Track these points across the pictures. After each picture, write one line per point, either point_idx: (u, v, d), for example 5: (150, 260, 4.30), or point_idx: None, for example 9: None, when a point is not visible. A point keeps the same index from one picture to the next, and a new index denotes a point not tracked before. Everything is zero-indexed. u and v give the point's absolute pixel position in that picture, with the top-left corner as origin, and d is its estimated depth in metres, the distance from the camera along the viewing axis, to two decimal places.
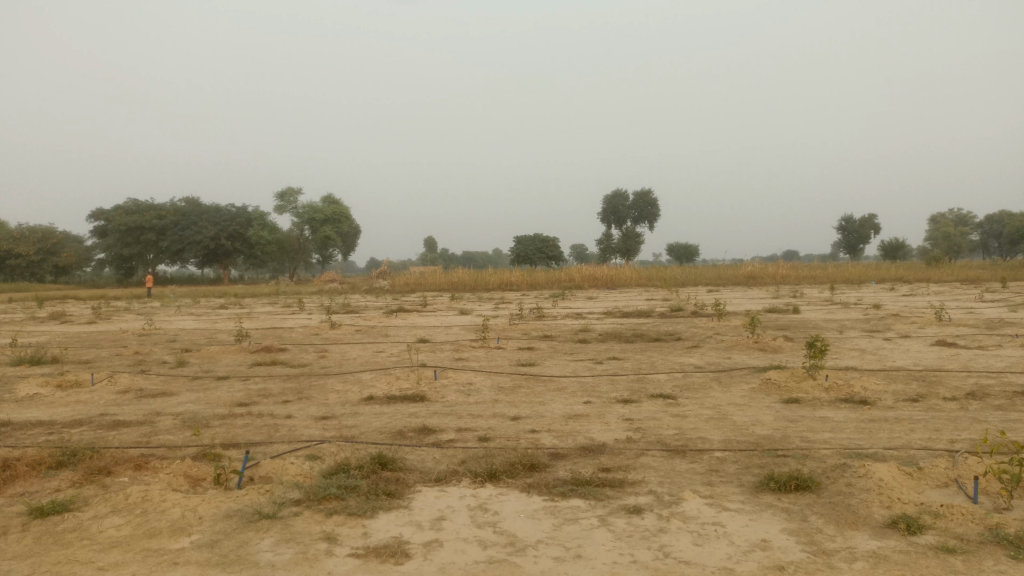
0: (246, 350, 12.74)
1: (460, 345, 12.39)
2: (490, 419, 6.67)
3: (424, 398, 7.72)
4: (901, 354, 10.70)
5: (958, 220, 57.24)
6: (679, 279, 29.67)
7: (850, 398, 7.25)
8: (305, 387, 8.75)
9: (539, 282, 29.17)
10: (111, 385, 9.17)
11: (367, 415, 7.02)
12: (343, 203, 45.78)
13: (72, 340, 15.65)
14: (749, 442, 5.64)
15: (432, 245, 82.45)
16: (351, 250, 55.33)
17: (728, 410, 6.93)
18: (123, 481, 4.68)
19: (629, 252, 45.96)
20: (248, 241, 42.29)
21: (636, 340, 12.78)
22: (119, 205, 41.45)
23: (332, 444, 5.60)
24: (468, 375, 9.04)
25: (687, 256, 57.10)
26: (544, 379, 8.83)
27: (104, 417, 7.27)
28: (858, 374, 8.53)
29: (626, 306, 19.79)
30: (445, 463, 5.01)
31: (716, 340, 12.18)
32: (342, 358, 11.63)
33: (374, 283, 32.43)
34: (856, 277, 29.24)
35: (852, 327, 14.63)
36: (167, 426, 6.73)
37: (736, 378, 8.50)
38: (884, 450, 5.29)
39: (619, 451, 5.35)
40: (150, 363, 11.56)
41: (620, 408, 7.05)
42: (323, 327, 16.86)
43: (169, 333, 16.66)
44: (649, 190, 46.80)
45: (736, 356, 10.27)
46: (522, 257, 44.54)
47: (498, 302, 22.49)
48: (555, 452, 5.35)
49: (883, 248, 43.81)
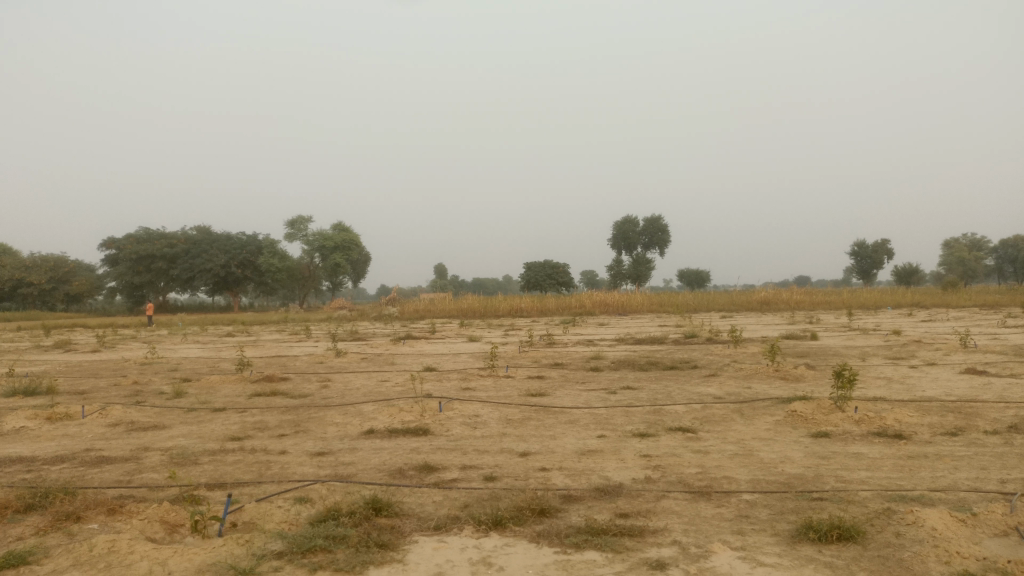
0: (247, 379, 12.32)
1: (468, 374, 11.93)
2: (497, 456, 6.21)
3: (427, 431, 7.28)
4: (930, 383, 10.17)
5: (971, 245, 56.50)
6: (692, 305, 29.17)
7: (884, 432, 6.76)
8: (303, 420, 8.32)
9: (549, 308, 28.73)
10: (101, 418, 8.74)
11: (367, 451, 6.57)
12: (353, 230, 45.54)
13: (71, 369, 15.28)
14: (779, 483, 5.17)
15: (442, 272, 82.35)
16: (361, 277, 55.20)
17: (753, 445, 6.45)
18: (92, 529, 4.24)
19: (640, 278, 45.51)
20: (259, 268, 42.04)
21: (650, 369, 12.31)
22: (130, 233, 41.46)
23: (326, 484, 5.19)
24: (474, 406, 8.59)
25: (698, 282, 56.61)
26: (554, 411, 8.35)
27: (89, 453, 6.85)
28: (889, 405, 8.03)
29: (638, 333, 19.24)
30: (447, 508, 4.55)
31: (733, 368, 11.68)
32: (345, 388, 11.17)
33: (384, 310, 32.09)
34: (871, 303, 28.66)
35: (874, 354, 14.07)
36: (153, 464, 6.30)
37: (759, 410, 8.01)
38: (929, 492, 4.80)
39: (638, 492, 4.88)
40: (147, 393, 11.16)
41: (637, 444, 6.58)
42: (329, 355, 16.46)
43: (171, 362, 16.28)
44: (660, 215, 46.39)
45: (756, 386, 9.79)
46: (532, 283, 44.13)
47: (507, 329, 22.03)
48: (567, 494, 4.89)
49: (897, 273, 43.16)
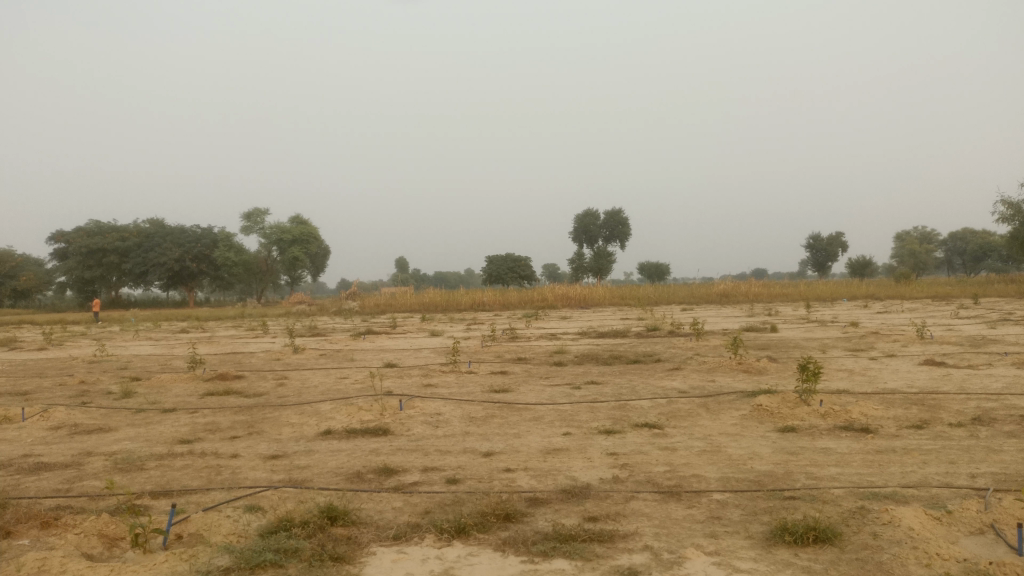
0: (200, 378, 11.89)
1: (429, 370, 11.66)
2: (459, 456, 5.99)
3: (387, 432, 7.03)
4: (891, 375, 10.20)
5: (922, 238, 57.72)
6: (652, 298, 29.23)
7: (850, 426, 6.70)
8: (258, 420, 8.00)
9: (511, 302, 28.55)
10: (42, 421, 8.29)
11: (323, 453, 6.31)
12: (312, 223, 44.73)
13: (15, 368, 14.64)
14: (750, 481, 5.04)
15: (403, 265, 81.67)
16: (320, 270, 54.35)
17: (721, 441, 6.33)
18: (21, 546, 3.92)
19: (601, 271, 45.56)
20: (214, 262, 41.04)
21: (614, 362, 12.21)
22: (81, 227, 40.20)
23: (279, 490, 4.92)
24: (436, 404, 8.35)
25: (659, 275, 56.96)
26: (518, 408, 8.15)
27: (26, 459, 6.45)
28: (852, 397, 8.01)
29: (600, 326, 19.18)
30: (408, 514, 4.32)
31: (697, 362, 11.60)
32: (302, 386, 10.85)
33: (343, 304, 31.57)
34: (827, 295, 29.02)
35: (833, 346, 14.17)
36: (94, 470, 5.95)
37: (726, 404, 7.92)
38: (901, 488, 4.72)
39: (606, 494, 4.71)
40: (94, 394, 10.68)
41: (603, 441, 6.42)
42: (286, 351, 16.04)
43: (121, 360, 15.70)
44: (620, 209, 46.50)
45: (721, 379, 9.72)
46: (494, 277, 43.85)
47: (469, 324, 21.77)
48: (533, 496, 4.70)
49: (851, 266, 43.91)
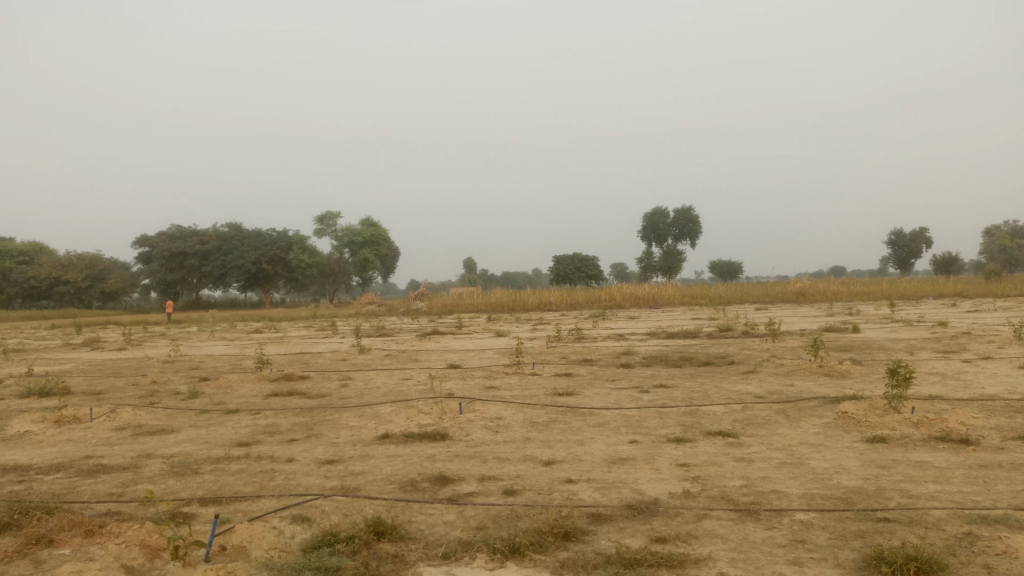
0: (266, 378, 11.94)
1: (492, 371, 11.40)
2: (519, 464, 5.69)
3: (445, 437, 6.78)
4: (990, 379, 9.41)
5: (1014, 233, 54.30)
6: (725, 297, 28.34)
7: (947, 437, 6.10)
8: (317, 423, 7.87)
9: (578, 302, 28.11)
10: (109, 421, 8.38)
11: (379, 458, 6.09)
12: (381, 225, 45.27)
13: (93, 368, 15.06)
14: (837, 499, 4.57)
15: (471, 265, 82.19)
16: (390, 271, 55.05)
17: (802, 452, 5.84)
18: (63, 556, 3.80)
19: (671, 270, 44.64)
20: (289, 264, 41.84)
21: (684, 365, 11.70)
22: (163, 231, 41.66)
23: (329, 499, 4.71)
24: (497, 407, 8.07)
25: (730, 274, 55.48)
26: (582, 413, 7.79)
27: (87, 461, 6.44)
28: (948, 404, 7.36)
29: (670, 327, 18.58)
30: (460, 530, 4.04)
31: (773, 364, 10.98)
32: (365, 386, 10.75)
33: (411, 304, 31.73)
34: (911, 293, 27.56)
35: (921, 348, 13.28)
36: (150, 473, 5.88)
37: (806, 411, 7.38)
38: (1015, 510, 4.18)
39: (677, 511, 4.32)
40: (162, 394, 10.82)
41: (672, 450, 6.00)
42: (353, 351, 16.06)
43: (193, 360, 16.00)
44: (690, 207, 45.49)
45: (800, 383, 9.13)
46: (561, 276, 43.48)
47: (535, 323, 21.49)
48: (595, 512, 4.35)
49: (935, 262, 41.79)
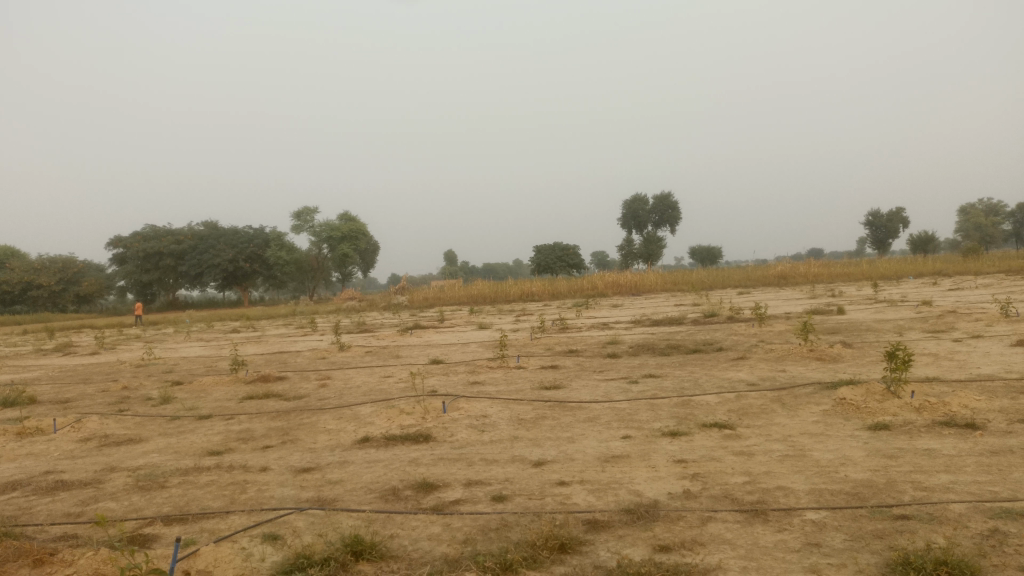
0: (241, 380, 11.52)
1: (476, 366, 11.05)
2: (507, 467, 5.36)
3: (429, 438, 6.44)
4: (984, 359, 9.21)
5: (988, 211, 54.54)
6: (707, 282, 28.17)
7: (952, 422, 5.85)
8: (293, 427, 7.49)
9: (560, 291, 27.82)
10: (74, 432, 7.95)
11: (359, 465, 5.74)
12: (359, 220, 44.67)
13: (62, 375, 14.52)
14: (847, 494, 4.29)
15: (451, 257, 81.69)
16: (370, 266, 54.51)
17: (804, 444, 5.56)
18: None
19: (652, 257, 44.49)
20: (267, 262, 41.17)
21: (672, 353, 11.44)
22: (137, 232, 40.87)
23: (304, 514, 4.36)
24: (482, 404, 7.73)
25: (711, 259, 55.52)
26: (571, 407, 7.46)
27: (45, 477, 6.02)
28: (949, 387, 7.11)
29: (654, 314, 18.36)
30: (446, 544, 3.72)
31: (763, 350, 10.71)
32: (345, 386, 10.37)
33: (392, 299, 31.31)
34: (892, 273, 27.54)
35: (909, 328, 13.08)
36: (112, 489, 5.48)
37: (803, 398, 7.12)
38: None
39: (679, 515, 4.01)
40: (133, 400, 10.37)
41: (668, 445, 5.70)
42: (332, 349, 15.66)
43: (167, 363, 15.48)
44: (669, 192, 45.35)
45: (793, 369, 8.88)
46: (542, 266, 43.24)
47: (518, 315, 21.20)
48: (591, 519, 4.03)
49: (913, 242, 41.95)
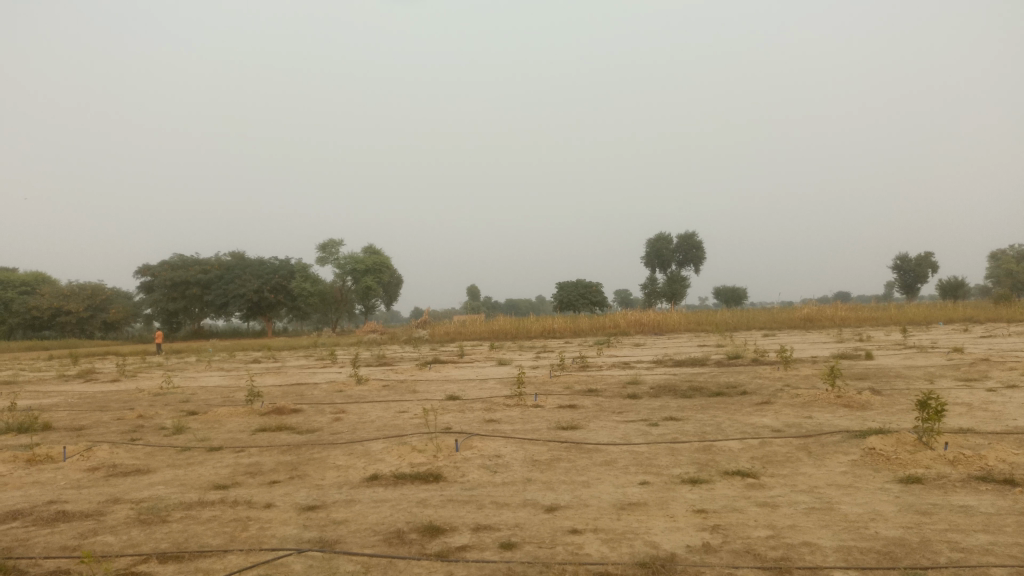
0: (256, 411, 11.39)
1: (493, 403, 10.84)
2: (519, 511, 5.14)
3: (440, 478, 6.24)
4: (1020, 410, 8.84)
5: (1019, 256, 53.57)
6: (731, 323, 27.80)
7: (989, 477, 5.55)
8: (302, 462, 7.32)
9: (582, 329, 27.58)
10: (83, 460, 7.84)
11: (365, 504, 5.55)
12: (383, 253, 44.95)
13: (80, 401, 14.52)
14: (878, 553, 4.03)
15: (475, 292, 81.78)
16: (392, 299, 54.65)
17: (831, 496, 5.28)
18: None
19: (675, 296, 44.16)
20: (291, 293, 41.42)
21: (694, 395, 11.16)
22: (166, 260, 41.37)
23: (302, 556, 4.18)
24: (496, 444, 7.52)
25: (735, 300, 55.01)
26: (588, 449, 7.23)
27: (48, 507, 5.90)
28: (985, 440, 6.78)
29: (676, 353, 18.08)
30: None
31: (789, 395, 10.38)
32: (359, 420, 10.21)
33: (414, 332, 31.25)
34: (921, 318, 26.99)
35: (941, 375, 12.69)
36: (113, 522, 5.34)
37: (830, 447, 6.82)
38: None
39: (696, 571, 3.78)
40: (146, 429, 10.27)
41: (688, 494, 5.45)
42: (350, 382, 15.55)
43: (185, 392, 15.43)
44: (694, 232, 45.17)
45: (819, 416, 8.57)
46: (564, 303, 43.07)
47: (539, 351, 20.99)
48: (603, 572, 3.81)
49: (942, 287, 41.24)
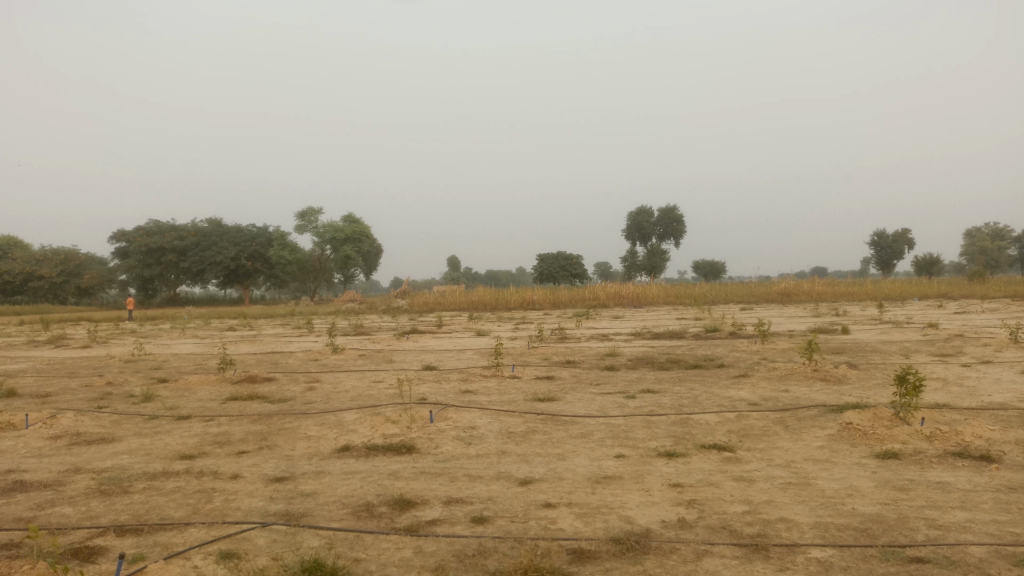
0: (228, 380, 11.19)
1: (469, 374, 10.72)
2: (492, 485, 5.03)
3: (412, 449, 6.12)
4: (994, 386, 8.87)
5: (994, 235, 54.09)
6: (709, 297, 27.87)
7: (965, 453, 5.52)
8: (273, 432, 7.16)
9: (562, 301, 27.50)
10: (46, 428, 7.62)
11: (335, 476, 5.41)
12: (363, 222, 44.44)
13: (48, 368, 14.19)
14: (855, 530, 3.96)
15: (455, 263, 81.36)
16: (372, 268, 54.22)
17: (809, 471, 5.22)
18: None
19: (655, 269, 44.17)
20: (269, 261, 40.90)
21: (672, 367, 11.11)
22: (141, 226, 40.61)
23: (267, 530, 4.04)
24: (472, 415, 7.40)
25: (714, 274, 55.17)
26: (564, 422, 7.13)
27: (6, 477, 5.71)
28: (961, 415, 6.76)
29: (655, 326, 18.05)
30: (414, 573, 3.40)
31: (766, 368, 10.35)
32: (333, 390, 10.04)
33: (392, 302, 30.99)
34: (897, 294, 27.20)
35: (916, 351, 12.74)
36: (73, 493, 5.16)
37: (807, 421, 6.78)
38: None
39: (670, 547, 3.69)
40: (114, 397, 10.03)
41: (664, 468, 5.36)
42: (325, 351, 15.34)
43: (156, 359, 15.15)
44: (675, 205, 45.07)
45: (796, 389, 8.54)
46: (544, 275, 42.94)
47: (518, 323, 20.89)
48: (576, 548, 3.71)
49: (918, 264, 41.55)
